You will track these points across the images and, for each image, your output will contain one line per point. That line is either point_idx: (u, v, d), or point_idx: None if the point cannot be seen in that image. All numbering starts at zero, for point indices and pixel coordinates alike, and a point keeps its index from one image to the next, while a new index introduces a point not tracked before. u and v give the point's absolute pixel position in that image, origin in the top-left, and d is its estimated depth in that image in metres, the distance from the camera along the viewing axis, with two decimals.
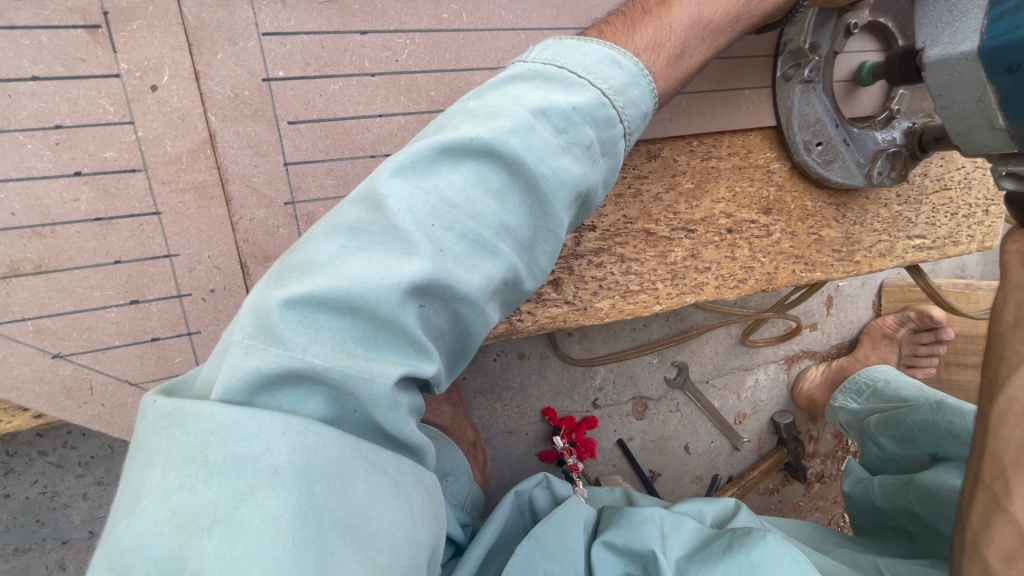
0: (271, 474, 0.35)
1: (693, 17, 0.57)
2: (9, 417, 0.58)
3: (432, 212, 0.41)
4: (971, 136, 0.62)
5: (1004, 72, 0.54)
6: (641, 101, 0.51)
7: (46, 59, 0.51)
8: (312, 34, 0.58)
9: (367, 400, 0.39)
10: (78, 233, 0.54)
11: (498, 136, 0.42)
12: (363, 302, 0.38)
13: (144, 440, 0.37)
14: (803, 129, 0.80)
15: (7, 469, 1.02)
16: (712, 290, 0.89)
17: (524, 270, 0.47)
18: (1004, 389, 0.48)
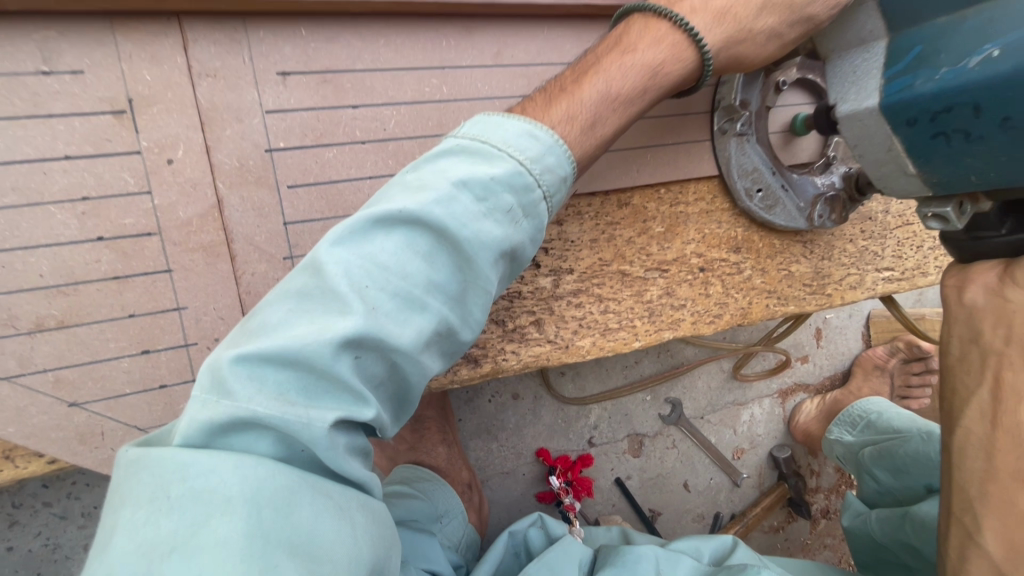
0: (223, 503, 0.39)
1: (601, 92, 0.60)
2: (26, 463, 0.62)
3: (366, 274, 0.47)
4: (889, 181, 0.71)
5: (904, 125, 0.63)
6: (559, 167, 0.56)
7: (77, 141, 0.59)
8: (309, 110, 0.66)
9: (309, 440, 0.44)
10: (98, 290, 0.60)
11: (424, 206, 0.48)
12: (303, 355, 0.44)
13: (117, 486, 0.42)
14: (743, 177, 0.89)
15: (12, 521, 1.05)
16: (689, 326, 0.95)
17: (456, 321, 0.52)
18: (961, 423, 0.58)
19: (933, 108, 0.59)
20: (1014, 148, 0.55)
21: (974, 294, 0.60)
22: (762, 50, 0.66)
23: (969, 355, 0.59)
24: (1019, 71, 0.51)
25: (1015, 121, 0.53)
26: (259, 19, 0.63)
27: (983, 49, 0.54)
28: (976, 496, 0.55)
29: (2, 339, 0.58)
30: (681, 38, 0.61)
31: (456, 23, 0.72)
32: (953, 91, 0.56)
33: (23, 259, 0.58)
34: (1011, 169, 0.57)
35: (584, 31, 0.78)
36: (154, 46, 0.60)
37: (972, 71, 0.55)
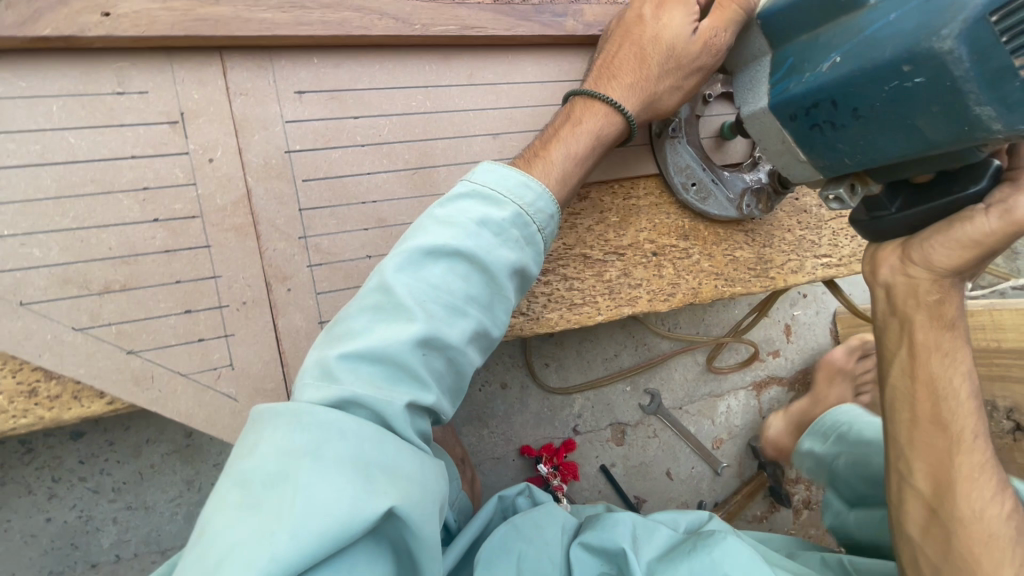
0: (338, 434, 0.57)
1: (565, 155, 0.82)
2: (88, 403, 0.76)
3: (423, 293, 0.65)
4: (792, 168, 0.90)
5: (789, 120, 0.82)
6: (548, 208, 0.75)
7: (142, 144, 0.76)
8: (320, 120, 0.84)
9: (391, 415, 0.60)
10: (153, 261, 0.76)
11: (460, 241, 0.66)
12: (385, 351, 0.61)
13: (253, 431, 0.59)
14: (678, 172, 1.07)
15: (51, 494, 1.17)
16: (647, 302, 1.10)
17: (488, 323, 0.70)
18: (890, 381, 0.82)
19: (805, 104, 0.77)
20: (866, 132, 0.73)
21: (885, 272, 0.82)
22: (671, 98, 0.89)
23: (890, 323, 0.83)
24: (855, 72, 0.70)
25: (860, 110, 0.72)
26: (282, 51, 0.82)
27: (831, 57, 0.73)
28: (905, 431, 0.80)
29: (78, 298, 0.73)
30: (611, 110, 0.85)
31: (436, 52, 0.90)
32: (816, 90, 0.75)
33: (96, 235, 0.74)
34: (867, 148, 0.74)
35: (542, 57, 0.96)
36: (202, 72, 0.78)
37: (826, 74, 0.73)
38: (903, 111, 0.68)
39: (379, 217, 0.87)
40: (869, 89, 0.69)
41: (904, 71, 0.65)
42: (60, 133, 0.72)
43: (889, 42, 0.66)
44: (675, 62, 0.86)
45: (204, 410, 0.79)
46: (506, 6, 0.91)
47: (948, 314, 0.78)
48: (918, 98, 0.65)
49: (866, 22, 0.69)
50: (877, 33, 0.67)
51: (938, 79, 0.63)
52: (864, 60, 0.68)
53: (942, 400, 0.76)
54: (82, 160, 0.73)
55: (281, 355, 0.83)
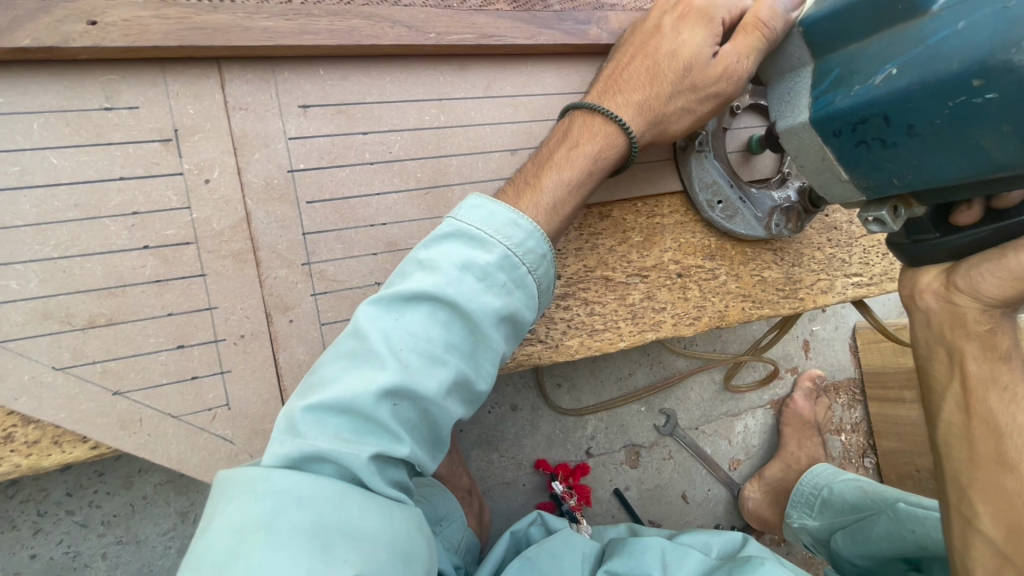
0: (293, 500, 0.53)
1: (558, 184, 0.76)
2: (71, 448, 0.69)
3: (399, 340, 0.61)
4: (828, 187, 0.81)
5: (832, 136, 0.73)
6: (538, 247, 0.70)
7: (131, 164, 0.69)
8: (326, 137, 0.77)
9: (357, 467, 0.56)
10: (142, 292, 0.70)
11: (439, 285, 0.62)
12: (352, 402, 0.57)
13: (217, 491, 0.57)
14: (704, 188, 1.00)
15: (36, 529, 1.10)
16: (671, 326, 1.03)
17: (472, 373, 0.64)
18: (942, 417, 0.71)
19: (852, 120, 0.69)
20: (920, 152, 0.65)
21: (927, 299, 0.73)
22: (680, 121, 0.83)
23: (936, 354, 0.72)
24: (914, 86, 0.61)
25: (917, 128, 0.63)
26: (285, 62, 0.75)
27: (885, 69, 0.64)
28: (964, 471, 0.68)
29: (59, 334, 0.66)
30: (612, 128, 0.78)
31: (452, 63, 0.83)
32: (865, 105, 0.67)
33: (80, 265, 0.67)
34: (921, 170, 0.66)
35: (563, 67, 0.90)
36: (198, 85, 0.72)
37: (879, 87, 0.65)
38: (968, 131, 0.59)
39: (389, 240, 0.80)
40: (927, 105, 0.61)
41: (974, 85, 0.57)
42: (40, 152, 0.66)
43: (957, 53, 0.57)
44: (688, 83, 0.80)
45: (199, 454, 0.72)
46: (526, 13, 0.85)
47: (1001, 345, 0.68)
48: (988, 117, 0.57)
49: (928, 31, 0.60)
50: (942, 43, 0.59)
51: (1014, 95, 0.55)
52: (925, 72, 0.60)
53: (1006, 439, 0.65)
54: (65, 183, 0.66)
55: (281, 392, 0.76)
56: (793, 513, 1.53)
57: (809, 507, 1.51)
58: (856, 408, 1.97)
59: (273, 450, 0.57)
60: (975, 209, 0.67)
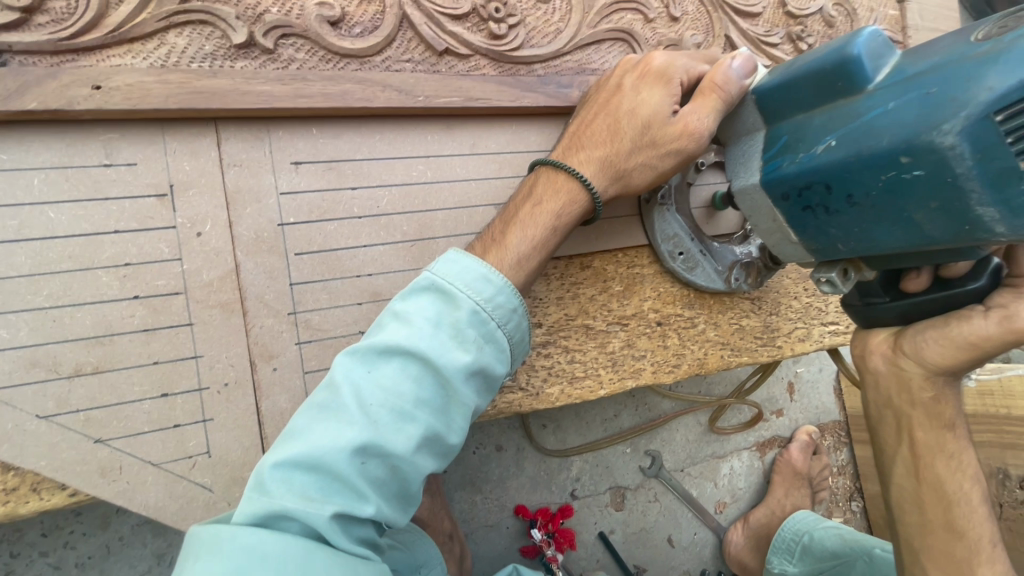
0: (259, 557, 0.55)
1: (522, 239, 0.80)
2: (48, 496, 0.70)
3: (370, 395, 0.64)
4: (780, 247, 0.86)
5: (781, 199, 0.78)
6: (508, 301, 0.73)
7: (126, 217, 0.72)
8: (316, 192, 0.81)
9: (320, 526, 0.58)
10: (130, 341, 0.71)
11: (411, 341, 0.66)
12: (322, 459, 0.60)
13: (190, 548, 0.59)
14: (666, 241, 1.05)
15: (7, 571, 1.08)
16: (650, 374, 1.06)
17: (442, 428, 0.67)
18: (895, 481, 0.79)
19: (798, 185, 0.74)
20: (860, 219, 0.70)
21: (876, 360, 0.79)
22: (641, 176, 0.85)
23: (885, 418, 0.80)
24: (851, 158, 0.67)
25: (855, 198, 0.69)
26: (279, 122, 0.79)
27: (825, 140, 0.70)
28: (916, 535, 0.77)
29: (45, 382, 0.68)
30: (576, 186, 0.82)
31: (439, 122, 0.88)
32: (810, 172, 0.72)
33: (70, 314, 0.69)
34: (862, 236, 0.71)
35: (545, 126, 0.95)
36: (193, 143, 0.75)
37: (821, 157, 0.70)
38: (900, 203, 0.65)
39: (374, 291, 0.83)
40: (864, 177, 0.67)
41: (903, 162, 0.62)
42: (39, 206, 0.68)
43: (888, 131, 0.63)
44: (649, 140, 0.83)
45: (177, 502, 0.73)
46: (511, 77, 0.90)
47: (946, 414, 0.75)
48: (916, 192, 0.63)
49: (863, 108, 0.66)
50: (875, 120, 0.65)
51: (939, 174, 0.60)
52: (860, 146, 0.66)
53: (954, 506, 0.74)
54: (61, 236, 0.69)
55: (263, 440, 0.77)
56: (774, 559, 1.54)
57: (790, 553, 1.53)
58: (842, 450, 1.98)
59: (244, 506, 0.60)
60: (923, 276, 0.74)
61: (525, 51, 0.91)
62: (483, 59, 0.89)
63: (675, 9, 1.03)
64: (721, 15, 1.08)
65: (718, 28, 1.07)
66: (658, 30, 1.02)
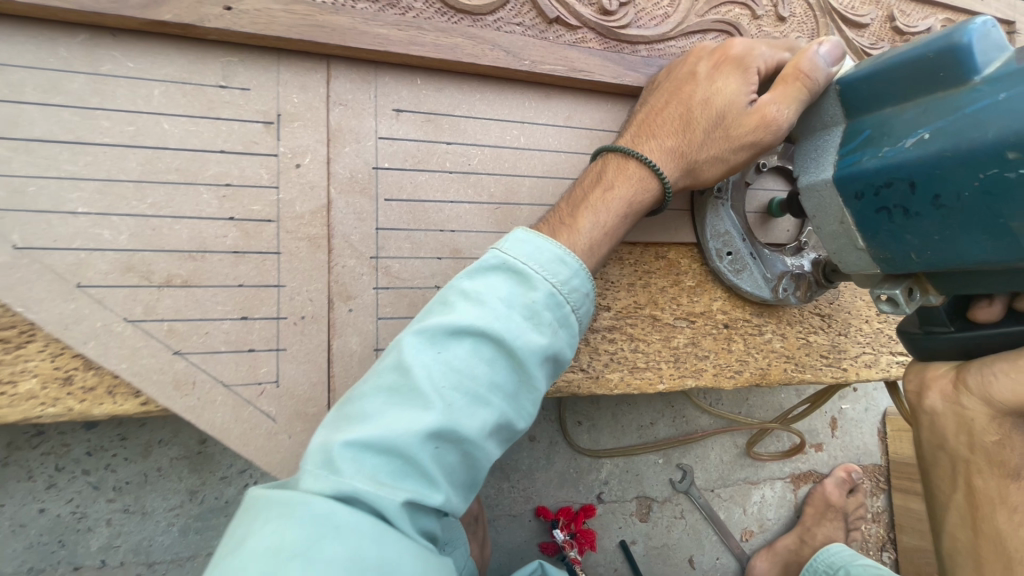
0: (334, 533, 0.52)
1: (594, 223, 0.77)
2: (122, 400, 0.70)
3: (442, 375, 0.62)
4: (845, 255, 0.80)
5: (853, 198, 0.73)
6: (582, 286, 0.72)
7: (233, 139, 0.73)
8: (413, 141, 0.81)
9: (391, 512, 0.56)
10: (219, 260, 0.72)
11: (488, 322, 0.64)
12: (396, 441, 0.57)
13: (252, 513, 0.56)
14: (715, 238, 0.98)
15: (50, 483, 1.11)
16: (712, 376, 1.02)
17: (511, 412, 0.66)
18: (948, 530, 0.76)
19: (876, 182, 0.69)
20: (943, 225, 0.64)
21: (933, 398, 0.75)
22: (712, 169, 0.82)
23: (940, 459, 0.77)
24: (946, 153, 0.61)
25: (943, 199, 0.63)
26: (388, 68, 0.80)
27: (917, 133, 0.64)
28: None
29: (137, 288, 0.69)
30: (647, 173, 0.79)
31: (537, 89, 0.87)
32: (892, 168, 0.66)
33: (169, 225, 0.70)
34: (942, 245, 0.66)
35: None
36: (306, 77, 0.76)
37: (908, 151, 0.64)
38: (996, 206, 0.59)
39: (454, 247, 0.83)
40: (957, 176, 0.61)
41: (1008, 158, 0.56)
42: (156, 117, 0.70)
43: (993, 123, 0.57)
44: (722, 130, 0.79)
45: (242, 426, 0.73)
46: (615, 54, 0.89)
47: (1012, 462, 0.70)
48: (1019, 194, 0.57)
49: (966, 100, 0.60)
50: (980, 112, 0.58)
51: None
52: (958, 140, 0.60)
53: (1015, 564, 0.68)
54: (172, 148, 0.70)
55: (329, 378, 0.77)
56: None
57: None
58: (879, 496, 1.91)
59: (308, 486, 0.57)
60: (995, 305, 0.71)
61: (632, 31, 0.90)
62: (590, 33, 0.88)
63: (783, 9, 1.00)
64: (829, 22, 1.05)
65: (824, 33, 1.04)
66: (763, 27, 0.99)
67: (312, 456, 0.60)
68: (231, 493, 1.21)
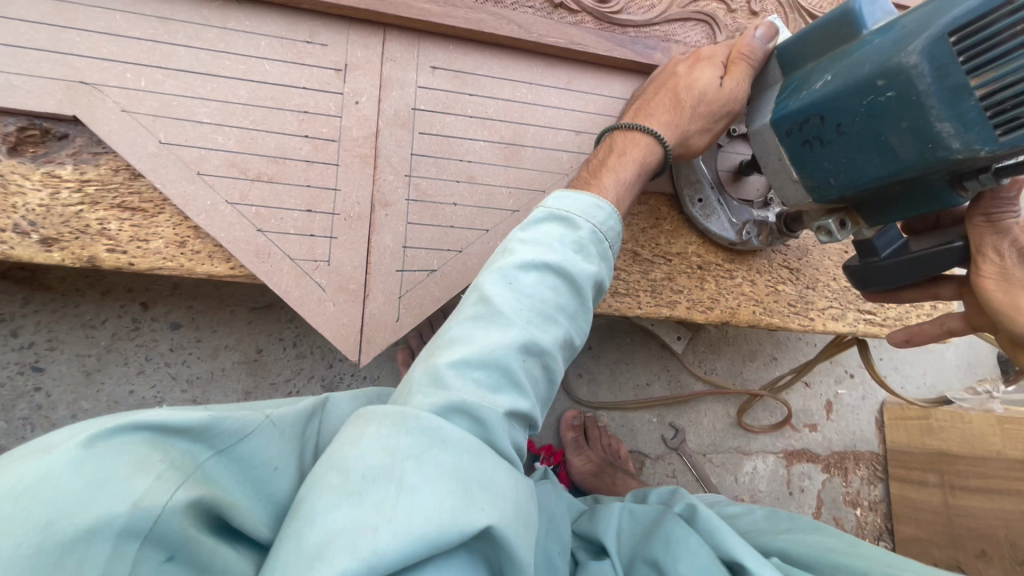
0: (441, 440, 0.58)
1: (616, 181, 0.88)
2: (217, 263, 0.95)
3: (519, 302, 0.70)
4: (785, 188, 0.98)
5: (785, 135, 0.90)
6: (616, 227, 0.82)
7: (313, 80, 0.99)
8: (444, 91, 1.05)
9: (494, 420, 0.63)
10: (295, 166, 0.97)
11: (550, 256, 0.73)
12: (490, 356, 0.65)
13: (352, 432, 0.59)
14: (688, 186, 1.16)
15: (141, 370, 1.37)
16: (685, 308, 1.20)
17: (573, 331, 0.76)
18: None
19: (799, 120, 0.86)
20: (848, 148, 0.81)
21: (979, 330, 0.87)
22: (699, 140, 0.97)
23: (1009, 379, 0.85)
24: (840, 88, 0.79)
25: (844, 126, 0.80)
26: (429, 35, 1.05)
27: (823, 78, 0.82)
28: None
29: (236, 180, 0.94)
30: (651, 140, 0.92)
31: (545, 59, 1.11)
32: (808, 106, 0.84)
33: (262, 137, 0.96)
34: (850, 165, 0.83)
35: (628, 80, 1.15)
36: (368, 39, 1.02)
37: (818, 91, 0.82)
38: (878, 126, 0.76)
39: (470, 175, 1.06)
40: (850, 105, 0.78)
41: (879, 86, 0.74)
42: (260, 60, 0.97)
43: (868, 60, 0.75)
44: (706, 102, 0.94)
45: (300, 291, 0.96)
46: (609, 33, 1.11)
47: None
48: (890, 113, 0.74)
49: (855, 48, 0.79)
50: (863, 54, 0.76)
51: (905, 92, 0.71)
52: (847, 77, 0.78)
53: None
54: (269, 83, 0.97)
55: (368, 263, 1.00)
56: None
57: None
58: (876, 485, 1.97)
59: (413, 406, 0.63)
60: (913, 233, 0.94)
61: (623, 16, 1.13)
62: (588, 17, 1.11)
63: (756, 5, 1.20)
64: (799, 17, 1.24)
65: (794, 26, 1.23)
66: (738, 19, 1.20)
67: (411, 383, 0.66)
68: (278, 398, 1.45)
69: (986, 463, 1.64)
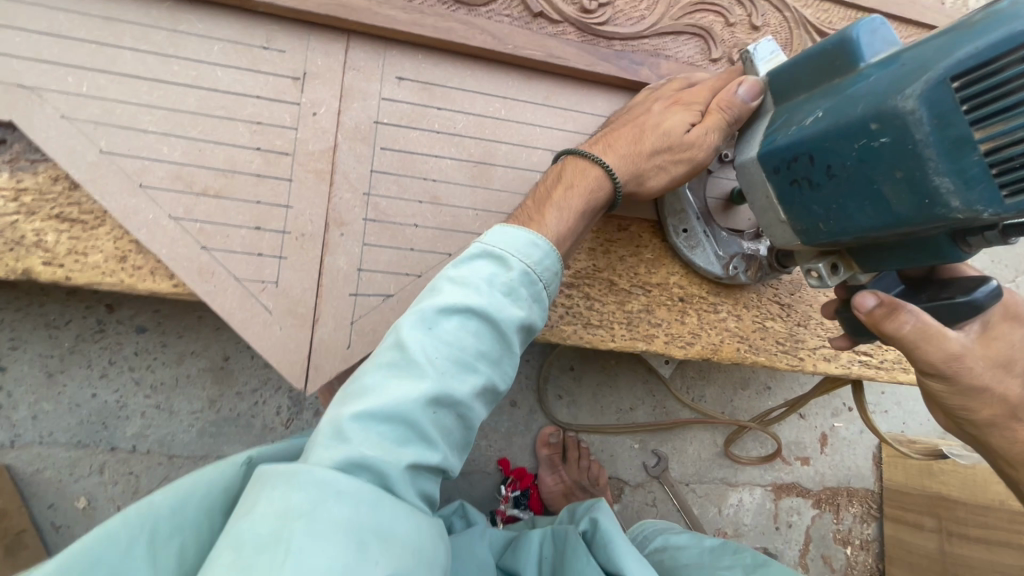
0: (333, 495, 0.54)
1: (558, 219, 0.80)
2: (158, 280, 0.90)
3: (435, 348, 0.64)
4: (773, 227, 0.87)
5: (772, 172, 0.80)
6: (555, 264, 0.74)
7: (268, 88, 0.93)
8: (409, 104, 0.98)
9: (394, 475, 0.59)
10: (245, 180, 0.92)
11: (473, 300, 0.66)
12: (397, 409, 0.60)
13: (252, 493, 0.57)
14: (673, 216, 1.08)
15: (104, 374, 1.34)
16: (661, 343, 1.12)
17: (498, 378, 0.69)
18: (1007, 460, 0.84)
19: (787, 158, 0.77)
20: (838, 193, 0.72)
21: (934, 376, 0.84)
22: (656, 176, 0.90)
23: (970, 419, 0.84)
24: (831, 127, 0.70)
25: (834, 169, 0.71)
26: (397, 44, 0.98)
27: (813, 113, 0.73)
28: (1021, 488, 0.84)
29: (181, 193, 0.89)
30: (601, 172, 0.86)
31: (521, 72, 1.03)
32: (796, 143, 0.75)
33: (211, 149, 0.91)
34: (839, 212, 0.73)
35: (611, 97, 1.07)
36: (330, 46, 0.96)
37: (807, 128, 0.73)
38: (871, 173, 0.67)
39: (435, 195, 0.99)
40: (841, 147, 0.69)
41: (873, 129, 0.65)
42: (212, 66, 0.91)
43: (863, 99, 0.66)
44: (666, 147, 0.88)
45: (244, 313, 0.91)
46: (591, 46, 1.03)
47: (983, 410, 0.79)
48: (884, 159, 0.65)
49: (850, 83, 0.70)
50: (856, 91, 0.68)
51: (901, 139, 0.63)
52: (839, 115, 0.69)
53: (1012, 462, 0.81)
54: (220, 90, 0.91)
55: (319, 286, 0.94)
56: None
57: None
58: (870, 524, 1.88)
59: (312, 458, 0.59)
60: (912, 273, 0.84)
61: (609, 28, 1.04)
62: (570, 27, 1.03)
63: (757, 19, 1.11)
64: (804, 32, 1.14)
65: (797, 43, 1.14)
66: (736, 33, 1.12)
67: (316, 433, 0.61)
68: (243, 407, 1.41)
69: (988, 512, 1.55)
